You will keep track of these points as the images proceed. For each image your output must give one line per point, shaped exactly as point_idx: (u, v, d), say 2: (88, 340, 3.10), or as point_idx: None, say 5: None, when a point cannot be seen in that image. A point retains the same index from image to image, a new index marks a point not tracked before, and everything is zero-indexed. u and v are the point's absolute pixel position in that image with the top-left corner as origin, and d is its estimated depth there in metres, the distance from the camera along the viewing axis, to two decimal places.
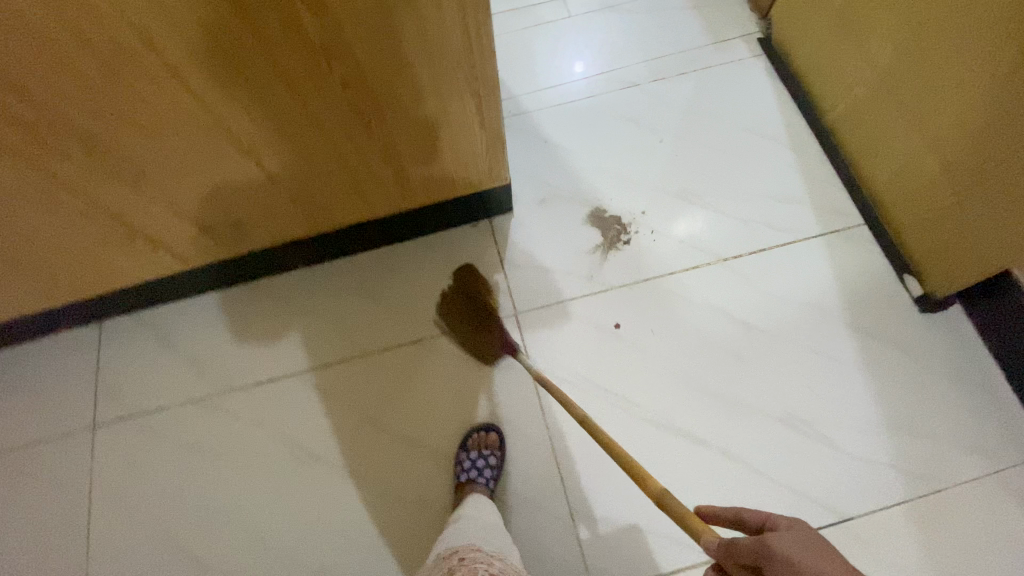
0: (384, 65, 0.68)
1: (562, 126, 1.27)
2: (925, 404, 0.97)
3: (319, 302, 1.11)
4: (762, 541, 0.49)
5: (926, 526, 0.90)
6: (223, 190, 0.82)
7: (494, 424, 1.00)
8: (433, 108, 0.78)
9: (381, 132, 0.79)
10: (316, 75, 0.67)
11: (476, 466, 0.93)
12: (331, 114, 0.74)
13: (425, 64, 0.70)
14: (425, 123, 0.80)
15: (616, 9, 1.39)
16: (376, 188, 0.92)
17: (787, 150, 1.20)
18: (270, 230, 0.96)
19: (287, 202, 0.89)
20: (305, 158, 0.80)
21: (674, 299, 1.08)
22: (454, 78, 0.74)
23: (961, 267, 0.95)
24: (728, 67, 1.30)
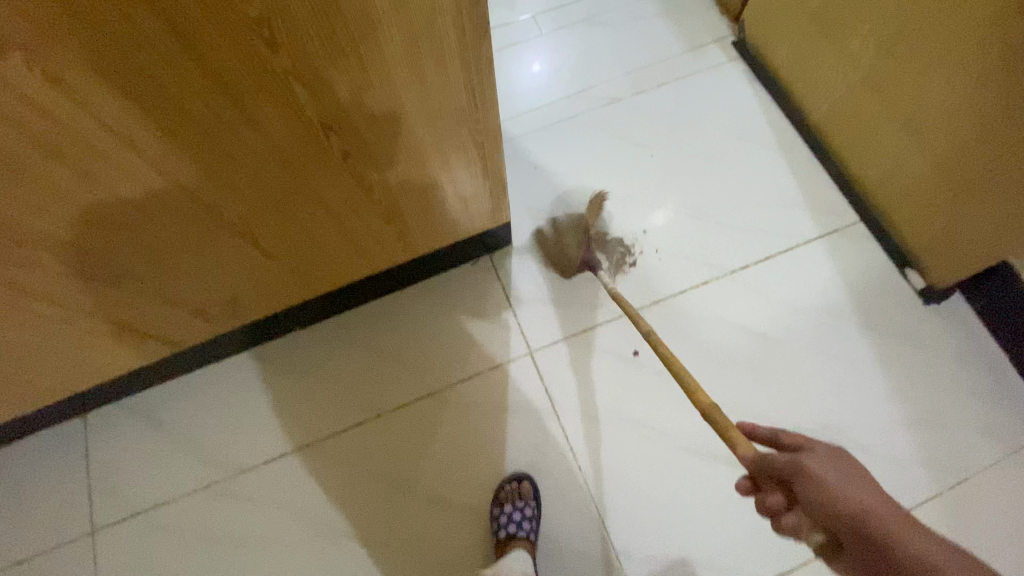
0: (384, 131, 0.64)
1: (549, 150, 1.24)
2: (944, 395, 0.98)
3: (321, 365, 1.05)
4: (798, 461, 0.51)
5: (962, 518, 0.91)
6: (216, 274, 0.76)
7: (524, 472, 0.96)
8: (434, 164, 0.74)
9: (382, 195, 0.75)
10: (312, 149, 0.62)
11: (514, 519, 0.89)
12: (329, 184, 0.68)
13: (426, 124, 0.66)
14: (426, 179, 0.76)
15: (587, 24, 1.38)
16: (376, 247, 0.87)
17: (776, 153, 1.20)
18: (263, 303, 0.90)
19: (283, 274, 0.83)
20: (301, 230, 0.75)
21: (687, 318, 1.07)
22: (455, 132, 0.70)
23: (960, 260, 0.96)
24: (707, 73, 1.29)
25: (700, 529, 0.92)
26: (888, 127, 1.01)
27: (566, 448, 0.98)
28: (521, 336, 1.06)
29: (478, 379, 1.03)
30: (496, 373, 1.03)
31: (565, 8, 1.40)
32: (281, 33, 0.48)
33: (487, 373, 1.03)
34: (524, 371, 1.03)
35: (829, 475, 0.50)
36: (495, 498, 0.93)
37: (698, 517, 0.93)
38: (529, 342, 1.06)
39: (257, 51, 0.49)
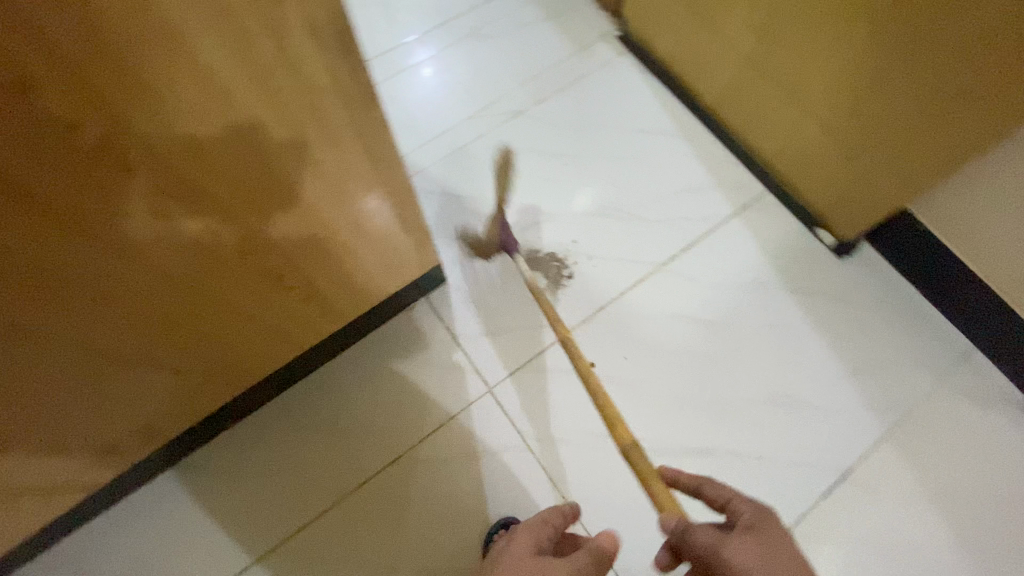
0: (281, 216, 0.58)
1: (462, 175, 1.21)
2: (873, 339, 1.05)
3: (268, 456, 0.97)
4: (717, 545, 0.58)
5: (910, 449, 0.97)
6: (119, 399, 0.68)
7: (511, 515, 0.93)
8: (347, 233, 0.69)
9: (295, 276, 0.69)
10: (202, 254, 0.56)
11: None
12: (230, 282, 0.62)
13: (327, 199, 0.61)
14: (341, 249, 0.71)
15: (472, 40, 1.36)
16: (302, 327, 0.81)
17: (680, 139, 1.23)
18: (186, 413, 0.81)
19: (201, 379, 0.75)
20: (211, 333, 0.68)
21: (632, 319, 1.07)
22: (361, 199, 0.65)
23: (862, 216, 1.03)
24: (599, 70, 1.31)
25: None
26: (774, 102, 1.06)
27: (545, 479, 0.96)
28: (476, 374, 1.02)
29: (441, 430, 0.98)
30: (459, 419, 0.99)
31: (446, 28, 1.37)
32: (135, 153, 0.42)
33: (450, 420, 0.99)
34: (488, 410, 1.00)
35: (747, 560, 0.56)
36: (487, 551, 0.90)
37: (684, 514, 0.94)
38: (486, 379, 1.02)
39: (109, 176, 0.42)
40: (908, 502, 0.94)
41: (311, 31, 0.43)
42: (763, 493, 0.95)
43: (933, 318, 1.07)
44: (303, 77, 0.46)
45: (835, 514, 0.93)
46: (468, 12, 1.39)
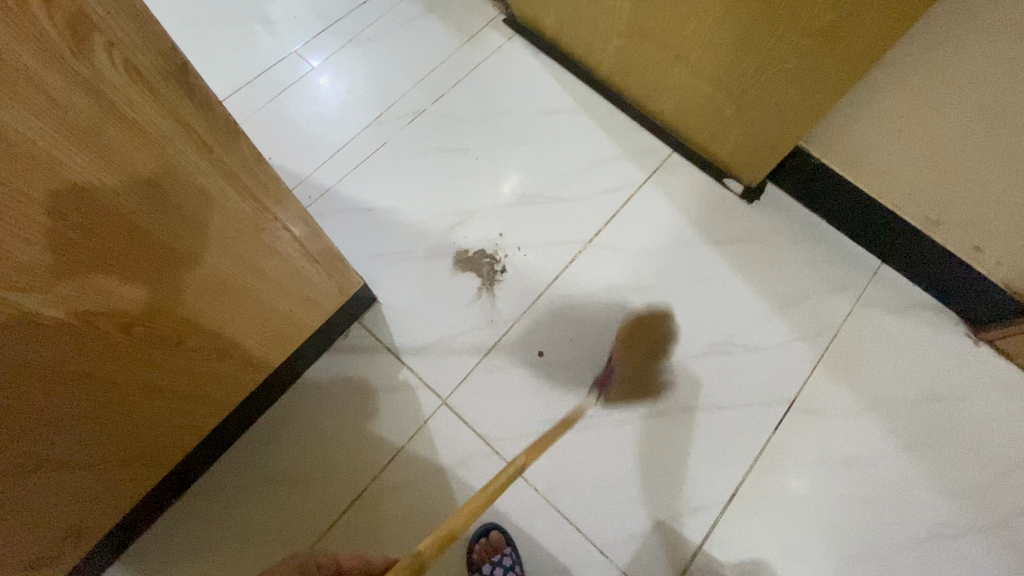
0: (164, 274, 0.54)
1: (373, 187, 1.16)
2: (792, 273, 1.11)
3: (222, 524, 0.90)
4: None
5: (842, 367, 1.05)
6: (31, 518, 0.61)
7: (491, 522, 0.92)
8: (248, 277, 0.64)
9: (199, 335, 0.64)
10: (80, 335, 0.51)
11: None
12: (123, 355, 0.57)
13: (213, 246, 0.57)
14: (247, 295, 0.66)
15: (357, 45, 1.31)
16: (224, 384, 0.76)
17: (584, 114, 1.24)
18: (113, 504, 0.74)
19: (121, 464, 0.69)
20: (117, 415, 0.63)
21: (571, 300, 1.08)
22: (254, 240, 0.61)
23: (759, 161, 1.08)
24: (492, 58, 1.29)
25: (662, 487, 0.95)
26: (662, 65, 1.08)
27: (517, 477, 0.95)
28: (427, 388, 1.00)
29: (402, 452, 0.95)
30: (418, 437, 0.96)
31: (329, 35, 1.32)
32: None
33: (409, 441, 0.96)
34: (445, 421, 0.98)
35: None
36: (472, 561, 0.89)
37: (655, 478, 0.96)
38: (438, 391, 1.00)
39: None
40: (849, 416, 1.01)
41: (134, 74, 0.39)
42: (723, 439, 0.99)
43: (841, 242, 1.14)
44: (143, 127, 0.42)
45: (790, 443, 0.99)
46: (348, 15, 1.34)
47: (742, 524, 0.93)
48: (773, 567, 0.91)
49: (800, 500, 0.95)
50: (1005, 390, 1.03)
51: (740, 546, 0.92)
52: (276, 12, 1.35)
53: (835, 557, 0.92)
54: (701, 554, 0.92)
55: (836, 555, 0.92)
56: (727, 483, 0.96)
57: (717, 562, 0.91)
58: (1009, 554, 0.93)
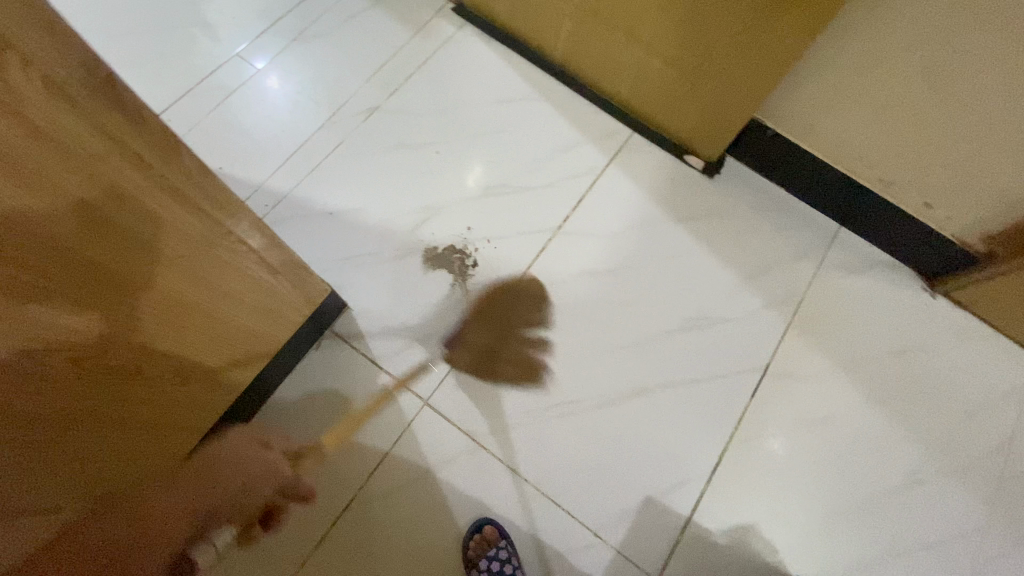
0: (112, 301, 0.51)
1: (331, 190, 1.12)
2: (757, 243, 1.14)
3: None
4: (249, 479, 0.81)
5: (811, 330, 1.08)
6: None
7: (484, 517, 0.92)
8: (210, 298, 0.62)
9: (155, 362, 0.62)
10: (28, 376, 0.47)
11: (493, 571, 0.86)
12: (75, 392, 0.54)
13: (163, 268, 0.54)
14: (209, 317, 0.64)
15: (302, 44, 1.26)
16: (187, 408, 0.73)
17: (541, 100, 1.23)
18: None
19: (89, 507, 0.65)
20: (77, 455, 0.59)
21: (544, 289, 1.07)
22: (207, 257, 0.58)
23: (718, 136, 1.10)
24: (443, 49, 1.26)
25: (649, 464, 0.97)
26: (616, 46, 1.08)
27: (505, 470, 0.95)
28: (407, 390, 0.98)
29: (388, 457, 0.94)
30: (403, 440, 0.95)
31: (271, 36, 1.27)
32: None
33: (394, 445, 0.95)
34: (429, 422, 0.97)
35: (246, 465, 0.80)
36: (467, 557, 0.88)
37: (642, 456, 0.97)
38: (418, 392, 0.98)
39: None
40: (821, 377, 1.05)
41: (60, 96, 0.37)
42: (704, 412, 1.00)
43: (801, 209, 1.17)
44: (72, 149, 0.39)
45: (767, 409, 1.02)
46: (289, 13, 1.29)
47: (729, 492, 0.96)
48: (761, 530, 0.94)
49: (782, 462, 0.98)
50: (962, 338, 1.08)
51: (729, 513, 0.95)
52: (211, 13, 1.29)
53: (818, 513, 0.96)
54: (692, 525, 0.93)
55: (820, 511, 0.96)
56: (712, 454, 0.98)
57: (708, 532, 0.93)
58: (976, 492, 0.98)
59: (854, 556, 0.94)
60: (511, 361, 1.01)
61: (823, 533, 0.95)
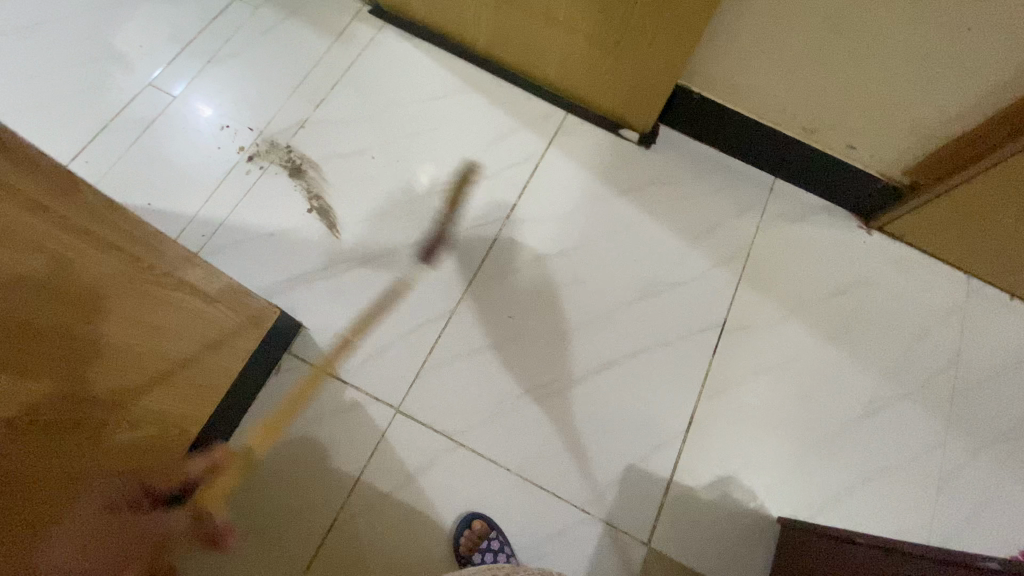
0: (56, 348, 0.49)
1: (269, 210, 1.09)
2: (699, 204, 1.17)
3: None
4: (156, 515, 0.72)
5: (760, 281, 1.12)
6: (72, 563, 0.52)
7: (471, 512, 0.92)
8: (138, 335, 0.59)
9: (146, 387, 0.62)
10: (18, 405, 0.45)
11: (487, 561, 0.87)
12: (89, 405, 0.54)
13: (94, 309, 0.52)
14: (144, 355, 0.61)
15: (218, 65, 1.21)
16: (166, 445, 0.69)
17: (472, 93, 1.22)
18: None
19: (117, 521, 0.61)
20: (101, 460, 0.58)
21: (500, 279, 1.07)
22: (136, 290, 0.57)
23: (648, 106, 1.11)
24: (366, 53, 1.23)
25: (626, 433, 0.98)
26: (537, 30, 1.08)
27: (487, 464, 0.95)
28: (377, 401, 0.97)
29: (367, 469, 0.93)
30: (380, 450, 0.94)
31: (184, 60, 1.22)
32: None
33: (370, 457, 0.94)
34: (403, 428, 0.96)
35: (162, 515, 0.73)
36: (460, 553, 0.88)
37: (618, 427, 0.99)
38: (388, 400, 0.97)
39: None
40: (776, 324, 1.09)
41: None
42: (670, 375, 1.03)
43: (736, 166, 1.21)
44: None
45: (730, 363, 1.05)
46: (200, 34, 1.24)
47: (705, 448, 0.99)
48: (739, 479, 0.97)
49: (750, 411, 1.02)
50: (899, 268, 1.14)
51: (707, 468, 0.97)
52: (116, 43, 1.22)
53: (790, 454, 1.00)
54: (674, 485, 0.96)
55: (791, 452, 1.00)
56: (684, 414, 1.01)
57: (690, 489, 0.96)
58: (931, 410, 1.04)
59: (828, 487, 0.98)
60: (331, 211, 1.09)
61: (797, 472, 0.99)
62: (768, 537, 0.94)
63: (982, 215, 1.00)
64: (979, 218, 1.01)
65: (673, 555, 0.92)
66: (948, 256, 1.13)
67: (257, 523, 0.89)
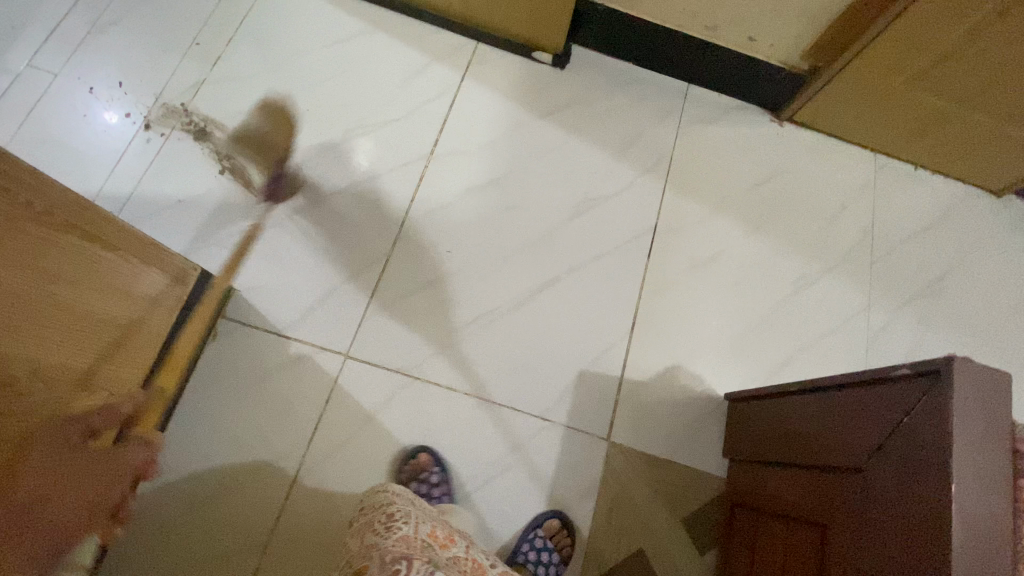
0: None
1: (181, 178, 1.04)
2: (618, 117, 1.18)
3: (116, 555, 0.85)
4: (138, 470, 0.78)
5: (686, 183, 1.15)
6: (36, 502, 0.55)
7: (421, 444, 0.93)
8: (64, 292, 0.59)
9: (73, 347, 0.61)
10: None
11: (422, 491, 0.88)
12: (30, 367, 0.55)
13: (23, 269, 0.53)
14: (70, 313, 0.60)
15: (98, 36, 1.13)
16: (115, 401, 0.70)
17: (377, 34, 1.18)
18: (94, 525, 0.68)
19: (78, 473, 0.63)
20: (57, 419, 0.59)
21: (433, 214, 1.07)
22: (55, 246, 0.57)
23: (555, 24, 1.11)
24: (258, 4, 1.17)
25: (577, 343, 1.01)
26: None
27: (446, 392, 0.96)
28: (324, 350, 0.96)
29: (326, 417, 0.93)
30: (335, 397, 0.94)
31: (59, 37, 1.12)
32: None
33: (328, 403, 0.94)
34: (356, 372, 0.96)
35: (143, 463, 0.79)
36: (400, 478, 0.90)
37: (568, 339, 1.01)
38: (337, 348, 0.97)
39: None
40: (705, 221, 1.13)
41: None
42: (611, 283, 1.06)
43: (650, 76, 1.22)
44: None
45: (666, 263, 1.09)
46: (73, 7, 1.14)
47: (652, 346, 1.03)
48: (687, 367, 1.02)
49: (689, 305, 1.06)
50: (811, 154, 1.20)
51: (657, 362, 1.02)
52: None
53: (731, 338, 1.05)
54: (626, 383, 1.00)
55: (733, 334, 1.05)
56: (628, 317, 1.04)
57: (643, 384, 1.00)
58: (855, 279, 1.11)
59: (769, 362, 1.04)
60: (247, 171, 1.05)
61: (740, 353, 1.04)
62: (719, 415, 1.00)
63: (875, 87, 1.06)
64: (874, 91, 1.07)
65: (634, 445, 0.97)
66: (852, 136, 1.20)
67: (222, 485, 0.89)
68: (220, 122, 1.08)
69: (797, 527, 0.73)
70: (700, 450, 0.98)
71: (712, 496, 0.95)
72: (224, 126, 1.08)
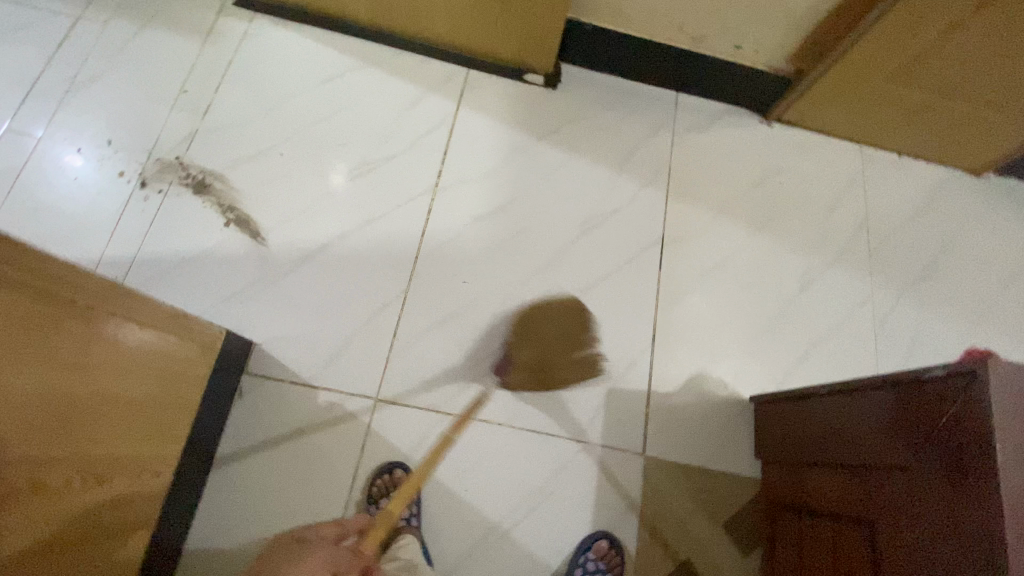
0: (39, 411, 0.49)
1: (184, 233, 1.02)
2: (615, 131, 1.20)
3: None
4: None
5: (687, 190, 1.18)
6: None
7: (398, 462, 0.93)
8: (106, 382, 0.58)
9: (117, 434, 0.60)
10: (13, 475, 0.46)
11: None
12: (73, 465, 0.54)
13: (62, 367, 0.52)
14: (113, 402, 0.59)
15: (79, 92, 1.09)
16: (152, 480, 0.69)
17: (368, 68, 1.17)
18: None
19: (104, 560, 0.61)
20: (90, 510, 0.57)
21: (445, 247, 1.07)
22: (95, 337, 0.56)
23: (545, 46, 1.12)
24: (243, 48, 1.15)
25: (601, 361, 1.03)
26: None
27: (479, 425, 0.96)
28: (353, 395, 0.96)
29: (362, 463, 0.92)
30: (369, 442, 0.93)
31: (38, 97, 1.08)
32: None
33: (363, 449, 0.93)
34: (387, 414, 0.95)
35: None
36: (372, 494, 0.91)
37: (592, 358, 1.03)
38: (365, 392, 0.96)
39: None
40: (710, 226, 1.15)
41: None
42: (627, 297, 1.08)
43: (640, 88, 1.24)
44: None
45: (677, 272, 1.11)
46: (49, 64, 1.11)
47: (674, 356, 1.05)
48: (710, 374, 1.04)
49: (705, 311, 1.09)
50: (802, 151, 1.24)
51: (681, 371, 1.04)
52: None
53: (748, 340, 1.08)
54: (653, 396, 1.01)
55: (749, 337, 1.08)
56: (647, 329, 1.06)
57: (669, 395, 1.02)
58: (856, 270, 1.15)
59: (786, 360, 1.07)
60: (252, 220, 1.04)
61: (758, 354, 1.07)
62: (745, 418, 1.02)
63: (861, 82, 1.10)
64: (858, 89, 1.11)
65: (668, 456, 0.98)
66: (840, 130, 1.24)
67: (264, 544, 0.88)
68: (219, 172, 1.06)
69: (846, 527, 0.75)
70: (730, 454, 1.00)
71: (746, 498, 0.98)
72: (224, 175, 1.06)
